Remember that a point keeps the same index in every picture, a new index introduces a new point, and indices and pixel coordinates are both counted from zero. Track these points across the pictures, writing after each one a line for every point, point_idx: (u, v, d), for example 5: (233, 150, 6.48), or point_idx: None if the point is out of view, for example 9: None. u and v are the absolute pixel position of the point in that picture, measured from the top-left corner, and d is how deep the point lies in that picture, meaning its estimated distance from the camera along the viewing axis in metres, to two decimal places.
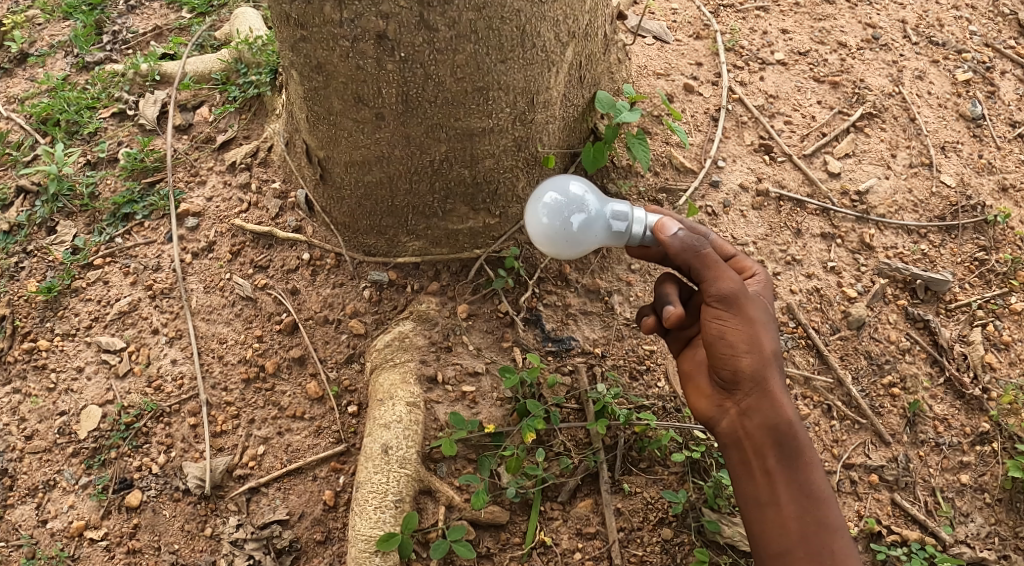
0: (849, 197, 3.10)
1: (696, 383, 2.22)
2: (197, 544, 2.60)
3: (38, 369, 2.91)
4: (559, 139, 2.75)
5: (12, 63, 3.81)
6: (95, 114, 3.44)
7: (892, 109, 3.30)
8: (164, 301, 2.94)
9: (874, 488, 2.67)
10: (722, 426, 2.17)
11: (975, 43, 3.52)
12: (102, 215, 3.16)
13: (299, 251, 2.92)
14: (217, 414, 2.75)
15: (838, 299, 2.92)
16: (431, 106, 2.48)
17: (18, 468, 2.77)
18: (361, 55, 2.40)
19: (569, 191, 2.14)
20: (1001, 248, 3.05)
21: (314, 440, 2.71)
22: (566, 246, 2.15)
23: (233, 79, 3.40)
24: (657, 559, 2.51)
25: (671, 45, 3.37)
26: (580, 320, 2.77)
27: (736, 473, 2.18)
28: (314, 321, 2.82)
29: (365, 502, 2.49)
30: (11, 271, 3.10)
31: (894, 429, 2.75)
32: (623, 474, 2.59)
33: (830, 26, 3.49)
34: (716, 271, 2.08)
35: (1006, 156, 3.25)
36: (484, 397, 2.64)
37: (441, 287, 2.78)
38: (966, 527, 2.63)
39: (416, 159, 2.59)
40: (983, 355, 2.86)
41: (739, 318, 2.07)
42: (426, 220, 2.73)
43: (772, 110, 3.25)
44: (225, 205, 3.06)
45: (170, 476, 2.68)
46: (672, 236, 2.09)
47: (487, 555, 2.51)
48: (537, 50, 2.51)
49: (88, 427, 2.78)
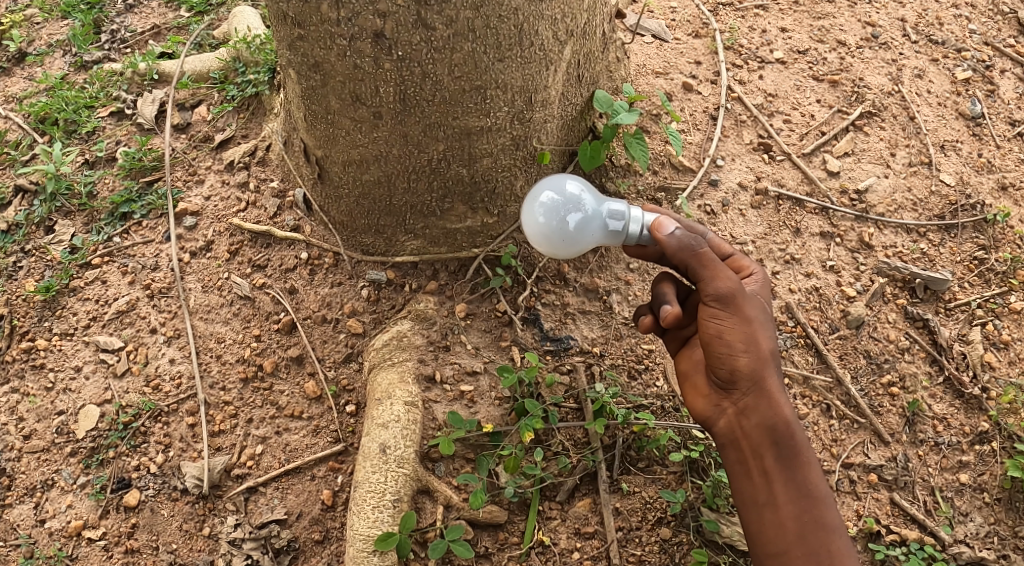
0: (848, 196, 3.09)
1: (693, 382, 2.22)
2: (195, 544, 2.60)
3: (36, 369, 2.90)
4: (557, 138, 2.75)
5: (10, 62, 3.80)
6: (93, 113, 3.44)
7: (891, 107, 3.29)
8: (162, 301, 2.93)
9: (873, 487, 2.67)
10: (719, 425, 2.16)
11: (974, 42, 3.51)
12: (100, 214, 3.15)
13: (298, 250, 2.91)
14: (215, 414, 2.75)
15: (838, 297, 2.92)
16: (428, 105, 2.47)
17: (17, 468, 2.77)
18: (358, 53, 2.40)
19: (565, 190, 2.14)
20: (1000, 248, 3.05)
21: (312, 440, 2.70)
22: (563, 245, 2.15)
23: (231, 78, 3.40)
24: (656, 559, 2.51)
25: (671, 43, 3.36)
26: (578, 319, 2.77)
27: (733, 472, 2.18)
28: (313, 320, 2.82)
29: (363, 502, 2.48)
30: (10, 270, 3.09)
31: (893, 429, 2.75)
32: (621, 474, 2.59)
33: (829, 24, 3.48)
34: (713, 270, 2.08)
35: (1005, 154, 3.24)
36: (482, 397, 2.64)
37: (439, 286, 2.77)
38: (966, 526, 2.63)
39: (414, 158, 2.58)
40: (983, 354, 2.85)
41: (736, 318, 2.07)
42: (424, 219, 2.72)
43: (771, 109, 3.24)
44: (224, 204, 3.05)
45: (169, 476, 2.68)
46: (669, 235, 2.09)
47: (485, 554, 2.50)
48: (535, 48, 2.50)
49: (86, 427, 2.77)
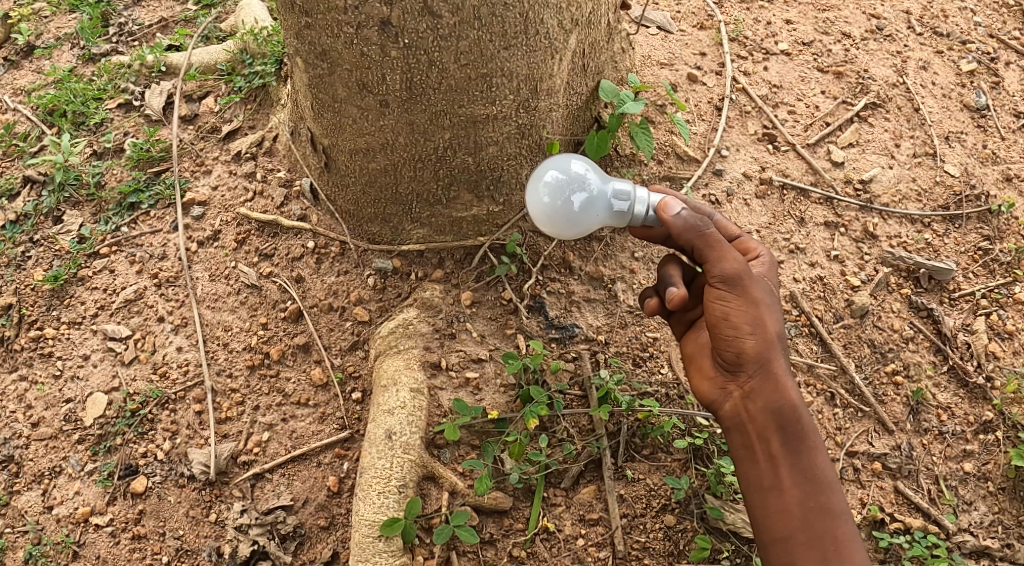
0: (852, 186, 3.10)
1: (699, 365, 2.23)
2: (202, 530, 2.62)
3: (44, 357, 2.93)
4: (563, 127, 2.76)
5: (18, 55, 3.82)
6: (101, 105, 3.46)
7: (896, 99, 3.29)
8: (170, 290, 2.95)
9: (877, 476, 2.67)
10: (725, 409, 2.17)
11: (979, 34, 3.52)
12: (108, 205, 3.18)
13: (304, 239, 2.93)
14: (223, 401, 2.77)
15: (842, 287, 2.93)
16: (435, 92, 2.49)
17: (25, 455, 2.80)
18: (365, 42, 2.42)
19: (571, 169, 2.16)
20: (1005, 238, 3.05)
21: (318, 427, 2.72)
22: (567, 226, 2.17)
23: (239, 70, 3.42)
24: (661, 546, 2.51)
25: (675, 35, 3.36)
26: (583, 307, 2.77)
27: (739, 457, 2.18)
28: (319, 309, 2.83)
29: (368, 488, 2.50)
30: (18, 260, 3.12)
31: (897, 417, 2.76)
32: (626, 461, 2.60)
33: (834, 16, 3.48)
34: (719, 251, 2.09)
35: (1010, 146, 3.25)
36: (488, 383, 2.65)
37: (445, 275, 2.79)
38: (970, 515, 2.63)
39: (420, 146, 2.60)
40: (987, 344, 2.86)
41: (742, 299, 2.08)
42: (430, 208, 2.74)
43: (775, 100, 3.25)
44: (231, 194, 3.07)
45: (175, 463, 2.70)
46: (675, 216, 2.08)
47: (490, 540, 2.52)
48: (540, 37, 2.51)
49: (94, 414, 2.80)
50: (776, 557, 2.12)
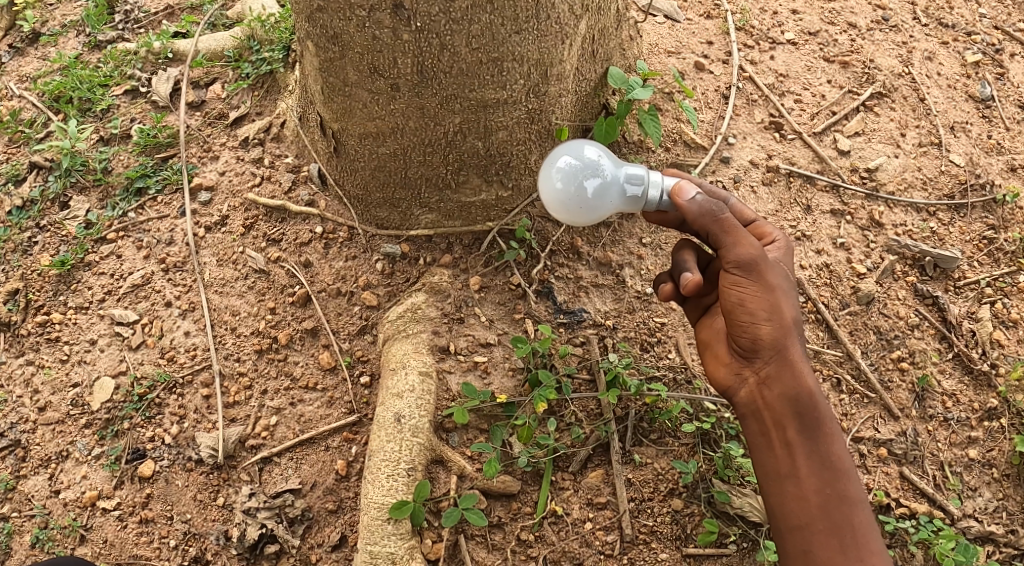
0: (859, 174, 3.12)
1: (715, 351, 2.26)
2: (209, 513, 2.62)
3: (51, 342, 2.93)
4: (572, 112, 2.77)
5: (24, 43, 3.82)
6: (107, 91, 3.46)
7: (901, 89, 3.30)
8: (177, 275, 2.96)
9: (883, 461, 2.69)
10: (741, 395, 2.19)
11: (984, 26, 3.54)
12: (115, 190, 3.18)
13: (312, 224, 2.93)
14: (230, 385, 2.77)
15: (848, 274, 2.94)
16: (445, 76, 2.50)
17: (32, 439, 2.80)
18: (377, 25, 2.43)
19: (584, 155, 2.18)
20: (1010, 227, 3.06)
21: (326, 411, 2.72)
22: (581, 211, 2.19)
23: (246, 56, 3.40)
24: (668, 530, 2.53)
25: (682, 24, 3.37)
26: (591, 292, 2.79)
27: (755, 444, 2.19)
28: (328, 293, 2.83)
29: (377, 470, 2.50)
30: (24, 246, 3.13)
31: (903, 404, 2.77)
32: (634, 445, 2.61)
33: (840, 7, 3.50)
34: (736, 237, 2.09)
35: (1015, 136, 3.26)
36: (496, 367, 2.66)
37: (453, 260, 2.78)
38: (975, 501, 2.65)
39: (430, 131, 2.61)
40: (992, 332, 2.87)
41: (759, 285, 2.09)
42: (439, 192, 2.74)
43: (782, 89, 3.27)
44: (238, 179, 3.07)
45: (183, 447, 2.70)
46: (690, 201, 2.11)
47: (498, 524, 2.53)
48: (551, 21, 2.52)
49: (101, 398, 2.80)
50: (794, 545, 2.13)
